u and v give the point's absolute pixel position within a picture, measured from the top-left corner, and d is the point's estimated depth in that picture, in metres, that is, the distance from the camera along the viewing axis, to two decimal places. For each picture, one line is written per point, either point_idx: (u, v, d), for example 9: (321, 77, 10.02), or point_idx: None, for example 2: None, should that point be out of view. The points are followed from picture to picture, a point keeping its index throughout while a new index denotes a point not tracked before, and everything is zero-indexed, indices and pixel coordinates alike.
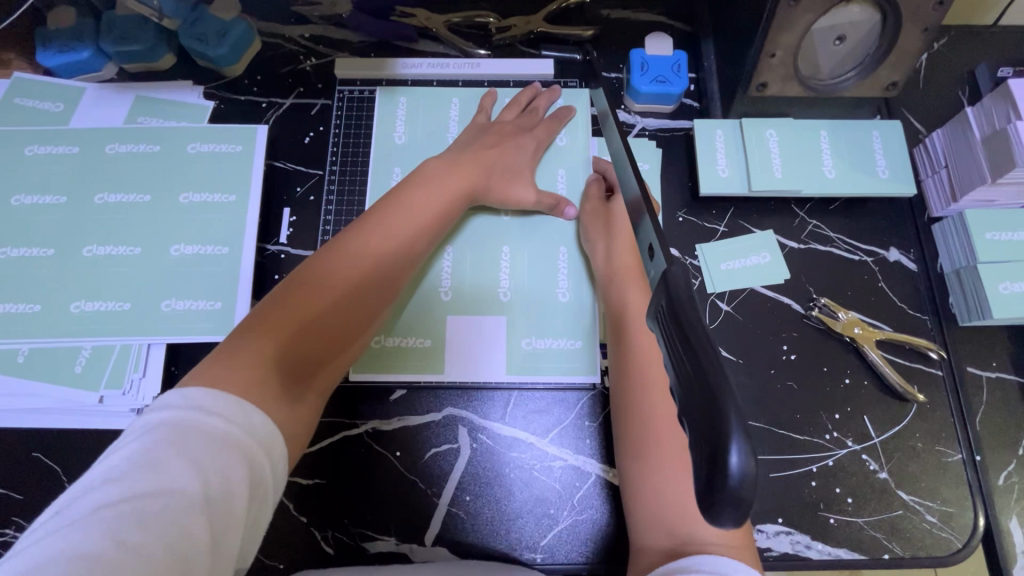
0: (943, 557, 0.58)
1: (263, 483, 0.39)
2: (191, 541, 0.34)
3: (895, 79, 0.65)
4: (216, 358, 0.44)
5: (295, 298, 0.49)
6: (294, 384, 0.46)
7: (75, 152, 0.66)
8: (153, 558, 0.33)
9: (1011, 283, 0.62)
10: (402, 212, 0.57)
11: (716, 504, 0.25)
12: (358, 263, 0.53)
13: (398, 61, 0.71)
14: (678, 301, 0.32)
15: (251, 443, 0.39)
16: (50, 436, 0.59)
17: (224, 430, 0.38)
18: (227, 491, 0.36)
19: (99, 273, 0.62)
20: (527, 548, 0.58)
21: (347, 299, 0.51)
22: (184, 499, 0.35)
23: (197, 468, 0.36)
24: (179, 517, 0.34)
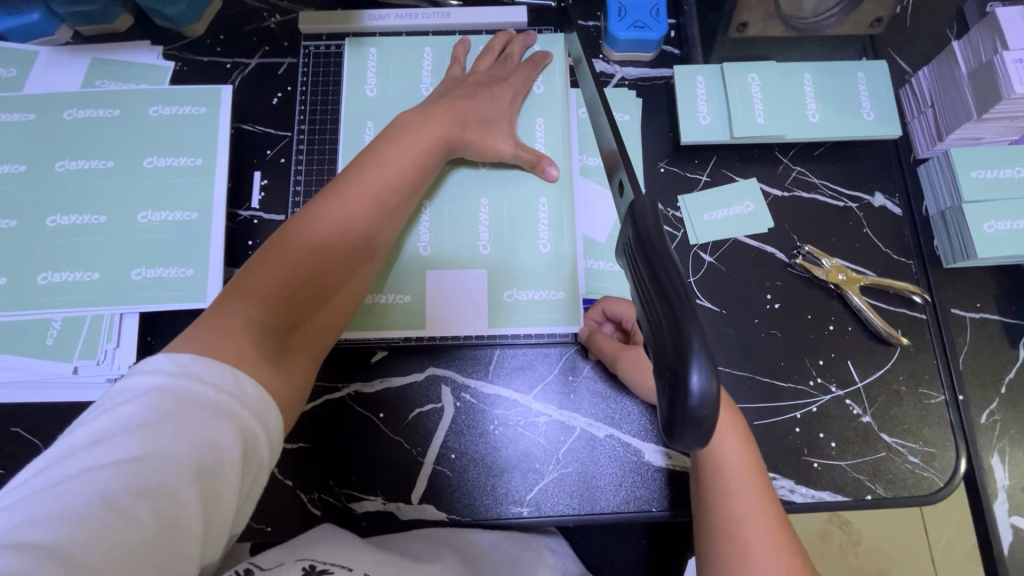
0: (927, 496, 0.59)
1: (257, 451, 0.38)
2: (183, 505, 0.34)
3: (880, 14, 0.62)
4: (202, 327, 0.42)
5: (275, 265, 0.47)
6: (284, 352, 0.45)
7: (31, 119, 0.64)
8: (144, 521, 0.33)
9: (996, 222, 0.61)
10: (383, 168, 0.55)
11: (678, 426, 0.26)
12: (337, 224, 0.51)
13: (364, 13, 0.68)
14: (645, 230, 0.30)
15: (243, 411, 0.38)
16: (27, 409, 0.58)
17: (214, 397, 0.37)
18: (220, 458, 0.36)
19: (65, 243, 0.60)
20: (513, 502, 0.59)
21: (334, 263, 0.50)
22: (176, 464, 0.35)
23: (188, 434, 0.35)
24: (171, 483, 0.34)
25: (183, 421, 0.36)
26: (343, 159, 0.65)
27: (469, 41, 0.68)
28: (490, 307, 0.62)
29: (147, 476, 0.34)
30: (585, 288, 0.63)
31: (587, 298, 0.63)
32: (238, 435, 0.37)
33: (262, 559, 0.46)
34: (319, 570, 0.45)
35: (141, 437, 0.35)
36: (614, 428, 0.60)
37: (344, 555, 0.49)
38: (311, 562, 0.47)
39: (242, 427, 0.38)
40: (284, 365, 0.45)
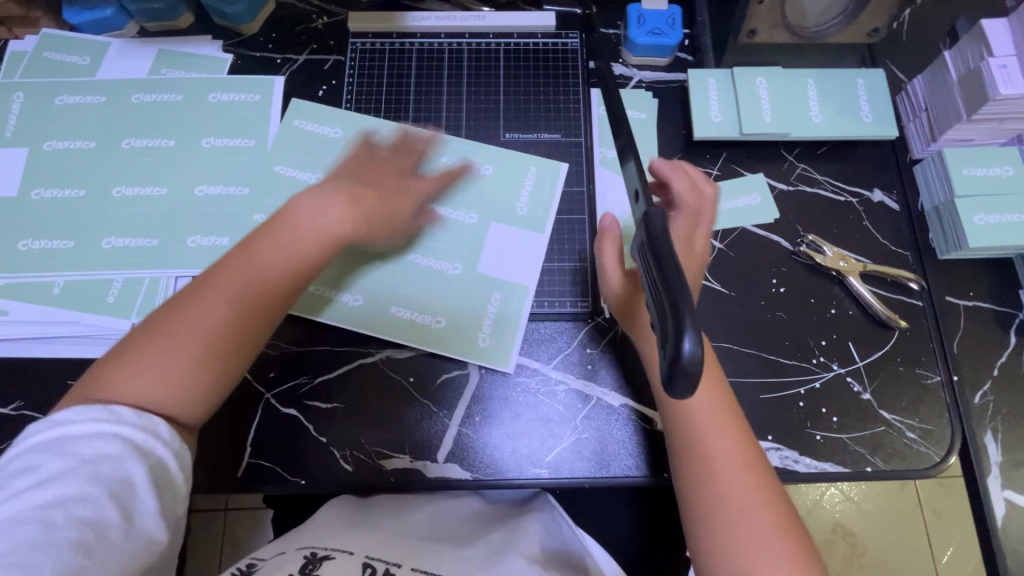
0: (924, 469, 0.62)
1: (162, 463, 0.47)
2: (104, 513, 0.44)
3: (877, 25, 0.68)
4: (108, 369, 0.50)
5: (173, 316, 0.52)
6: (170, 399, 0.50)
7: (102, 101, 0.70)
8: (65, 532, 0.42)
9: (985, 215, 0.66)
10: (267, 233, 0.57)
11: (673, 377, 0.33)
12: (227, 285, 0.54)
13: (406, 15, 0.75)
14: (655, 236, 0.38)
15: (128, 437, 0.46)
16: (86, 362, 0.63)
17: (72, 429, 0.45)
18: (127, 476, 0.45)
19: (128, 211, 0.66)
20: (535, 464, 0.63)
21: (235, 319, 0.53)
22: (78, 484, 0.43)
23: (94, 459, 0.44)
24: (85, 500, 0.43)
25: (74, 451, 0.44)
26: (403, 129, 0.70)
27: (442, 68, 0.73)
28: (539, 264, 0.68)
29: (66, 495, 0.43)
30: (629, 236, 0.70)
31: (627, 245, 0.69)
32: (134, 453, 0.46)
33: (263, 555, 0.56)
34: (320, 556, 0.52)
35: (55, 464, 0.44)
36: (630, 397, 0.65)
37: (343, 540, 0.55)
38: (313, 549, 0.53)
39: (140, 449, 0.46)
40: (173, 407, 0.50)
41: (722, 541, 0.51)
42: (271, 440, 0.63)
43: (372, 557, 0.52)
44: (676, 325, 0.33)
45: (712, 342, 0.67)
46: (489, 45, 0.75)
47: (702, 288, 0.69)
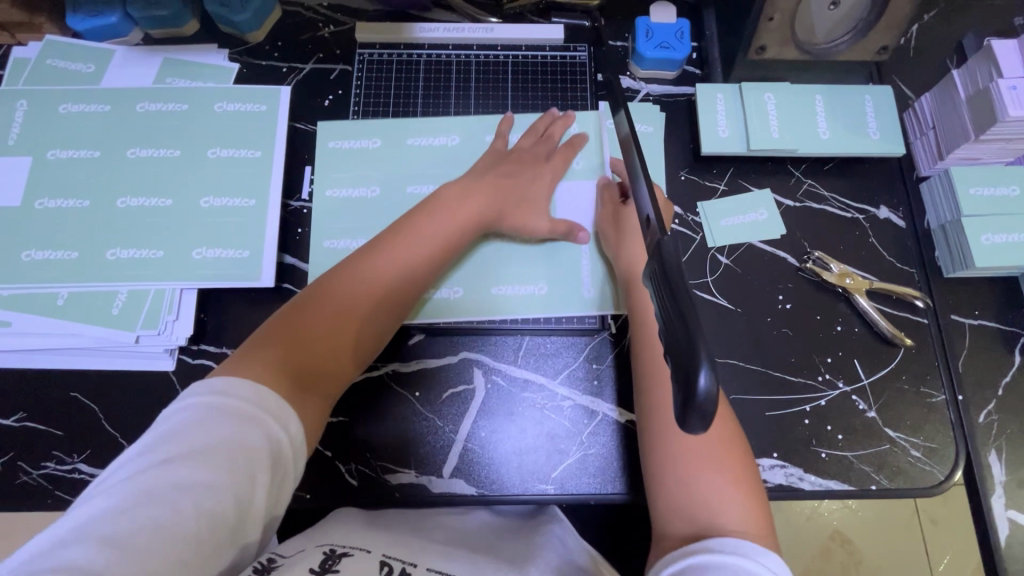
0: (928, 488, 0.62)
1: (283, 454, 0.45)
2: (223, 501, 0.40)
3: (886, 43, 0.68)
4: (241, 356, 0.50)
5: (309, 305, 0.55)
6: (306, 384, 0.51)
7: (106, 110, 0.69)
8: (185, 516, 0.38)
9: (992, 234, 0.66)
10: (410, 236, 0.60)
11: (689, 413, 0.33)
12: (391, 272, 0.58)
13: (414, 26, 0.74)
14: (669, 266, 0.38)
15: (265, 417, 0.45)
16: (90, 374, 0.63)
17: (241, 405, 0.44)
18: (251, 463, 0.42)
19: (132, 222, 0.65)
20: (540, 479, 0.62)
21: (357, 316, 0.56)
22: (212, 464, 0.41)
23: (223, 440, 0.42)
24: (208, 482, 0.40)
25: (211, 426, 0.42)
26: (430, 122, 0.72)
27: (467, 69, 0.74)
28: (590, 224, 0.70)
29: (189, 476, 0.40)
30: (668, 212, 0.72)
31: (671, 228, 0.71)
32: (262, 440, 0.43)
33: (284, 551, 0.51)
34: (340, 552, 0.50)
35: (181, 445, 0.41)
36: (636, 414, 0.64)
37: (357, 540, 0.54)
38: (331, 547, 0.51)
39: (267, 434, 0.44)
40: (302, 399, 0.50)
41: (676, 496, 0.51)
42: None
43: (392, 557, 0.51)
44: (688, 360, 0.33)
45: (718, 358, 0.67)
46: (497, 57, 0.75)
47: (708, 303, 0.69)
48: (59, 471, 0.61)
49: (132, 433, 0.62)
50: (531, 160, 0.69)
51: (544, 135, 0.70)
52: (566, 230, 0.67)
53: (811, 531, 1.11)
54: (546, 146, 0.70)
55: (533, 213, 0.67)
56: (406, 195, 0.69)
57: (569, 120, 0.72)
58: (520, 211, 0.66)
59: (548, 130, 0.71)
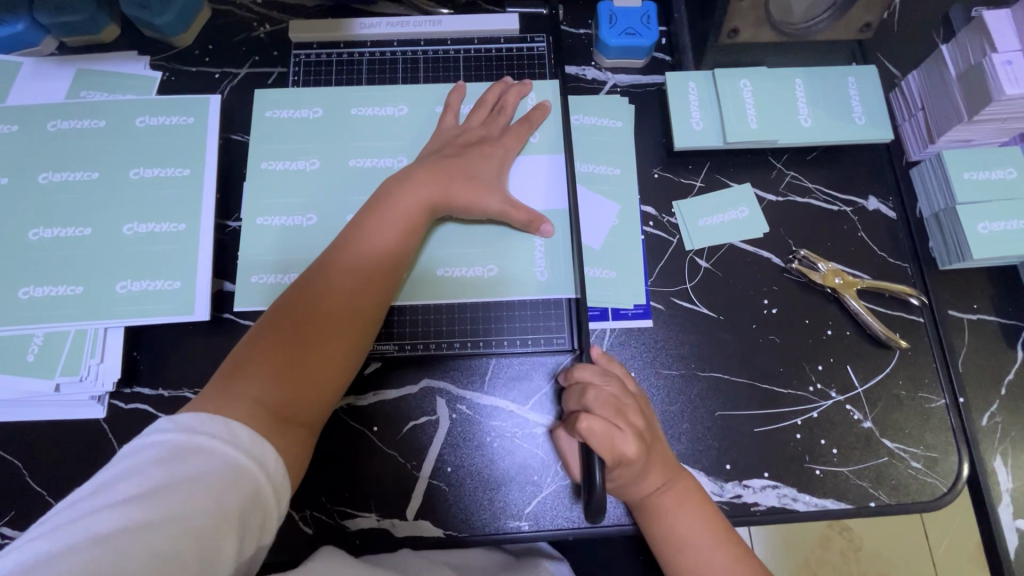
0: (931, 501, 0.58)
1: (259, 491, 0.41)
2: (179, 544, 0.36)
3: (869, 20, 0.62)
4: (213, 389, 0.46)
5: (279, 323, 0.51)
6: (288, 409, 0.47)
7: (14, 131, 0.62)
8: (133, 560, 0.34)
9: (989, 223, 0.61)
10: (373, 228, 0.55)
11: (592, 509, 0.48)
12: (359, 269, 0.53)
13: (355, 21, 0.68)
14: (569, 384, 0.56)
15: (235, 452, 0.41)
16: (11, 429, 0.57)
17: (208, 440, 0.41)
18: (218, 497, 0.38)
19: (48, 256, 0.59)
20: (513, 517, 0.57)
21: (332, 324, 0.51)
22: (172, 501, 0.37)
23: (187, 477, 0.38)
24: (166, 520, 0.36)
25: (175, 461, 0.39)
26: (372, 107, 0.64)
27: (416, 57, 0.68)
28: (552, 196, 0.63)
29: (142, 516, 0.36)
30: (639, 189, 0.67)
31: (642, 208, 0.66)
32: (232, 476, 0.40)
33: None
34: None
35: (140, 480, 0.38)
36: None
37: None
38: None
39: (245, 472, 0.41)
40: (288, 425, 0.46)
41: None
42: None
43: None
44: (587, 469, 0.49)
45: (700, 372, 0.62)
46: (449, 52, 0.68)
47: (688, 312, 0.64)
48: None
49: (61, 492, 0.56)
50: (481, 138, 0.62)
51: (495, 108, 0.64)
52: (527, 220, 0.60)
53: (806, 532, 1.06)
54: (499, 122, 0.63)
55: (487, 190, 0.59)
56: (354, 202, 0.61)
57: (524, 88, 0.65)
58: (473, 191, 0.58)
59: (500, 100, 0.65)
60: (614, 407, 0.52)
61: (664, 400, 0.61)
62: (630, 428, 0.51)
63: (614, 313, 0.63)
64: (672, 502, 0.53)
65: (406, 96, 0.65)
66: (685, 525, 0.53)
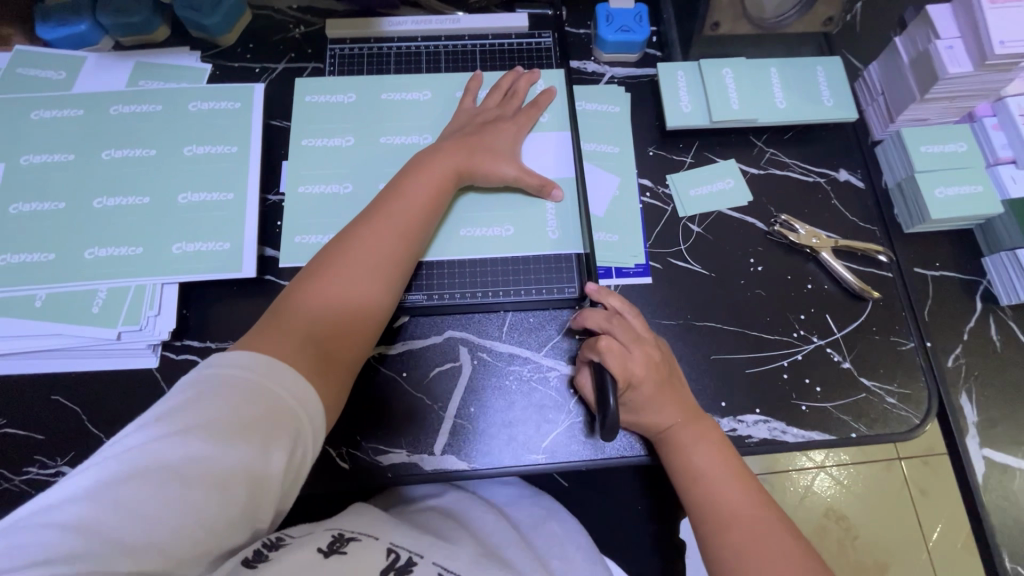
0: (905, 432, 0.65)
1: (301, 430, 0.45)
2: (232, 471, 0.41)
3: (831, 14, 0.72)
4: (259, 333, 0.51)
5: (316, 279, 0.56)
6: (326, 354, 0.52)
7: (80, 114, 0.70)
8: (194, 485, 0.40)
9: (944, 188, 0.70)
10: (401, 198, 0.61)
11: (606, 428, 0.53)
12: (389, 233, 0.59)
13: (383, 20, 0.76)
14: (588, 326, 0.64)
15: (279, 391, 0.45)
16: (73, 377, 0.63)
17: (256, 380, 0.45)
18: (266, 434, 0.43)
19: (110, 221, 0.65)
20: (530, 450, 0.63)
21: (365, 281, 0.57)
22: (226, 433, 0.42)
23: (236, 413, 0.43)
24: (219, 450, 0.41)
25: (226, 399, 0.43)
26: (399, 93, 0.73)
27: (437, 52, 0.76)
28: (560, 168, 0.71)
29: (199, 444, 0.41)
30: (636, 164, 0.75)
31: (640, 181, 0.74)
32: (278, 413, 0.44)
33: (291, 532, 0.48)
34: (349, 535, 0.48)
35: (194, 412, 0.42)
36: None
37: (366, 525, 0.52)
38: (340, 530, 0.50)
39: (289, 412, 0.45)
40: (328, 368, 0.51)
41: None
42: None
43: (397, 539, 0.50)
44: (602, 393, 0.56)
45: (695, 321, 0.69)
46: (466, 47, 0.77)
47: (683, 270, 0.71)
48: (43, 475, 0.60)
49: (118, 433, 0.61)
50: (497, 117, 0.70)
51: (509, 92, 0.72)
52: (540, 185, 0.68)
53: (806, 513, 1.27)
54: (512, 103, 0.71)
55: (503, 160, 0.67)
56: (385, 174, 0.69)
57: (534, 76, 0.74)
58: (490, 161, 0.66)
59: (514, 85, 0.73)
60: (634, 335, 0.61)
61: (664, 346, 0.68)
62: (642, 354, 0.60)
63: (617, 272, 0.70)
64: (685, 436, 0.59)
65: (429, 84, 0.74)
66: (700, 462, 0.59)
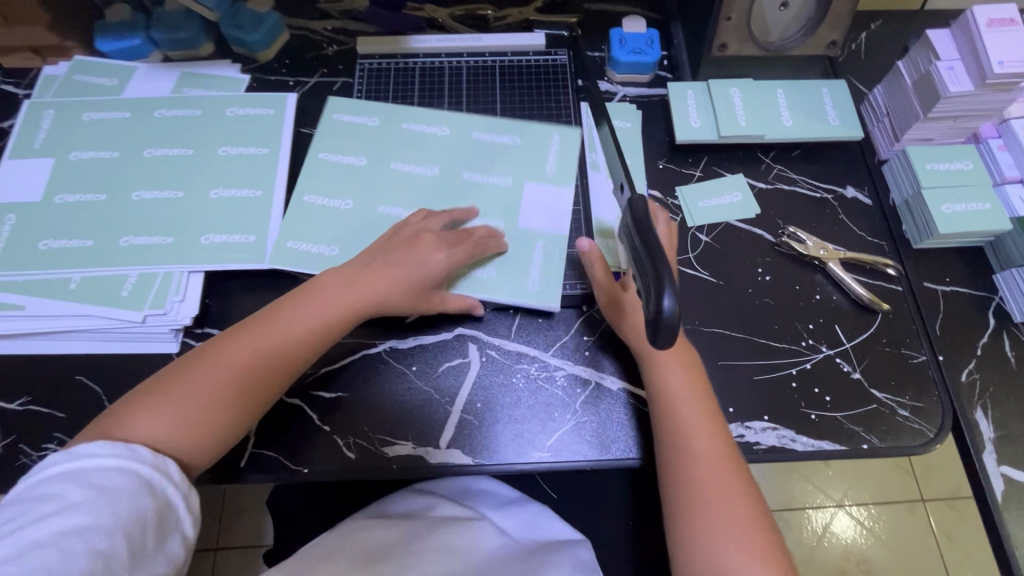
0: (920, 445, 0.63)
1: (171, 502, 0.49)
2: (116, 546, 0.44)
3: (834, 38, 0.76)
4: (155, 390, 0.55)
5: (231, 342, 0.58)
6: (207, 428, 0.54)
7: (127, 116, 0.75)
8: (83, 561, 0.42)
9: (951, 204, 0.71)
10: (340, 273, 0.63)
11: (659, 331, 0.44)
12: (311, 309, 0.61)
13: (411, 39, 0.82)
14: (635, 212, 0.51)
15: (151, 467, 0.49)
16: (98, 358, 0.66)
17: (118, 459, 0.47)
18: (143, 506, 0.46)
19: (146, 213, 0.70)
20: (535, 447, 0.63)
21: (273, 354, 0.58)
22: (108, 511, 0.45)
23: (118, 489, 0.46)
24: (106, 527, 0.44)
25: (100, 481, 0.46)
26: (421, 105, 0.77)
27: (459, 67, 0.81)
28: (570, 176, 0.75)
29: (85, 522, 0.44)
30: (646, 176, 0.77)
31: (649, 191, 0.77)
32: (153, 487, 0.48)
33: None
34: None
35: (76, 494, 0.45)
36: (627, 382, 0.66)
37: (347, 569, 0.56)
38: None
39: (147, 489, 0.48)
40: (199, 441, 0.54)
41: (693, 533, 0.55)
42: (268, 429, 0.64)
43: None
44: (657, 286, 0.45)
45: (703, 327, 0.69)
46: (486, 64, 0.82)
47: (692, 277, 0.72)
48: (61, 452, 0.62)
49: None
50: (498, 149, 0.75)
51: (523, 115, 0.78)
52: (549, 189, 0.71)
53: (824, 553, 1.24)
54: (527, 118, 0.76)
55: None
56: (405, 177, 0.73)
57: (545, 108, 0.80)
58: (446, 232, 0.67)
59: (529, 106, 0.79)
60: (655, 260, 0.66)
61: None
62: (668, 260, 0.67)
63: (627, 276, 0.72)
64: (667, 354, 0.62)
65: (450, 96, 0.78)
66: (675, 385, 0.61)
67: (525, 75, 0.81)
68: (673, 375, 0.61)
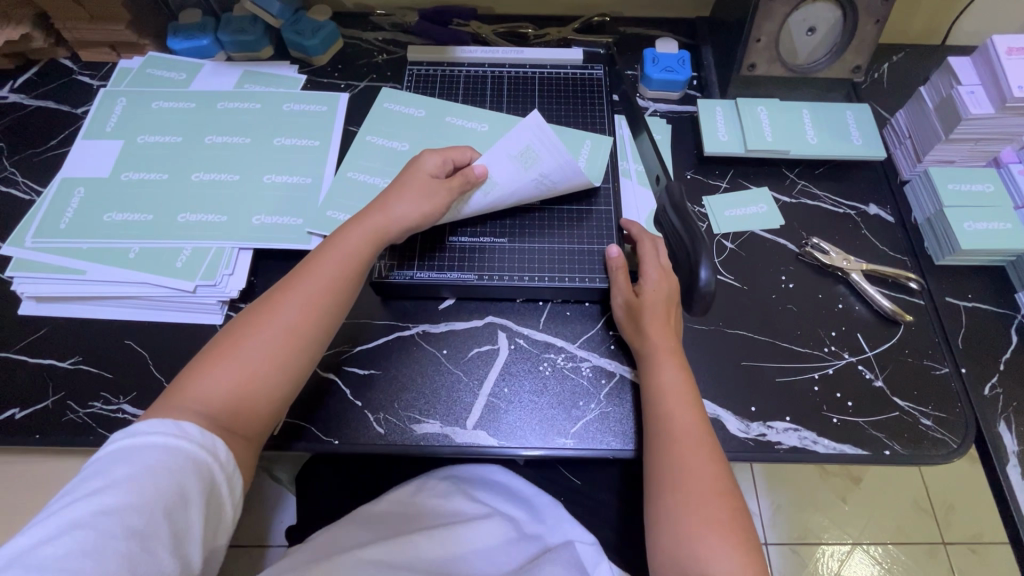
0: (942, 454, 0.64)
1: (215, 481, 0.49)
2: (155, 523, 0.44)
3: (859, 62, 0.81)
4: (190, 375, 0.55)
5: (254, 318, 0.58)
6: (248, 404, 0.54)
7: (192, 106, 0.81)
8: (125, 538, 0.43)
9: (973, 223, 0.73)
10: (355, 235, 0.64)
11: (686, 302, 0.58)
12: (330, 273, 0.61)
13: (457, 49, 0.88)
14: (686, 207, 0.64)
15: (193, 447, 0.49)
16: (149, 324, 0.69)
17: (164, 437, 0.48)
18: (184, 484, 0.46)
19: (203, 193, 0.74)
20: (559, 433, 0.65)
21: (298, 320, 0.58)
22: (153, 488, 0.45)
23: (164, 466, 0.46)
24: (147, 503, 0.44)
25: (147, 458, 0.46)
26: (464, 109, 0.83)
27: (500, 77, 0.87)
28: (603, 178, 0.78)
29: (131, 498, 0.44)
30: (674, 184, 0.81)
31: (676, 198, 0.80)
32: (196, 466, 0.48)
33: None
34: None
35: (124, 470, 0.45)
36: None
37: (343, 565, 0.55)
38: None
39: (189, 467, 0.48)
40: (243, 418, 0.54)
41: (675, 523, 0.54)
42: (302, 400, 0.66)
43: None
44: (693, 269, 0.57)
45: (726, 328, 0.71)
46: (525, 75, 0.87)
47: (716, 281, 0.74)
48: (105, 410, 0.65)
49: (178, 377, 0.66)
50: None
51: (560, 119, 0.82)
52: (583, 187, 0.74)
53: None
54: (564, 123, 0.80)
55: None
56: None
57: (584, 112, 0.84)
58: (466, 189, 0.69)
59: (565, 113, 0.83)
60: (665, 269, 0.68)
61: (695, 348, 0.70)
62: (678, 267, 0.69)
63: None
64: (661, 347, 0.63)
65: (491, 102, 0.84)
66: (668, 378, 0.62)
67: (563, 87, 0.86)
68: (666, 367, 0.62)
